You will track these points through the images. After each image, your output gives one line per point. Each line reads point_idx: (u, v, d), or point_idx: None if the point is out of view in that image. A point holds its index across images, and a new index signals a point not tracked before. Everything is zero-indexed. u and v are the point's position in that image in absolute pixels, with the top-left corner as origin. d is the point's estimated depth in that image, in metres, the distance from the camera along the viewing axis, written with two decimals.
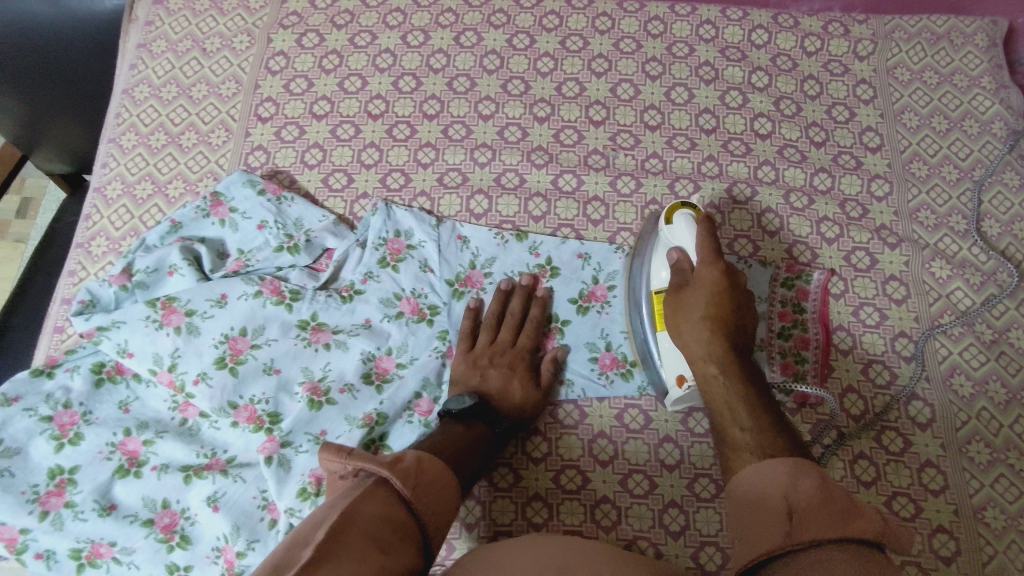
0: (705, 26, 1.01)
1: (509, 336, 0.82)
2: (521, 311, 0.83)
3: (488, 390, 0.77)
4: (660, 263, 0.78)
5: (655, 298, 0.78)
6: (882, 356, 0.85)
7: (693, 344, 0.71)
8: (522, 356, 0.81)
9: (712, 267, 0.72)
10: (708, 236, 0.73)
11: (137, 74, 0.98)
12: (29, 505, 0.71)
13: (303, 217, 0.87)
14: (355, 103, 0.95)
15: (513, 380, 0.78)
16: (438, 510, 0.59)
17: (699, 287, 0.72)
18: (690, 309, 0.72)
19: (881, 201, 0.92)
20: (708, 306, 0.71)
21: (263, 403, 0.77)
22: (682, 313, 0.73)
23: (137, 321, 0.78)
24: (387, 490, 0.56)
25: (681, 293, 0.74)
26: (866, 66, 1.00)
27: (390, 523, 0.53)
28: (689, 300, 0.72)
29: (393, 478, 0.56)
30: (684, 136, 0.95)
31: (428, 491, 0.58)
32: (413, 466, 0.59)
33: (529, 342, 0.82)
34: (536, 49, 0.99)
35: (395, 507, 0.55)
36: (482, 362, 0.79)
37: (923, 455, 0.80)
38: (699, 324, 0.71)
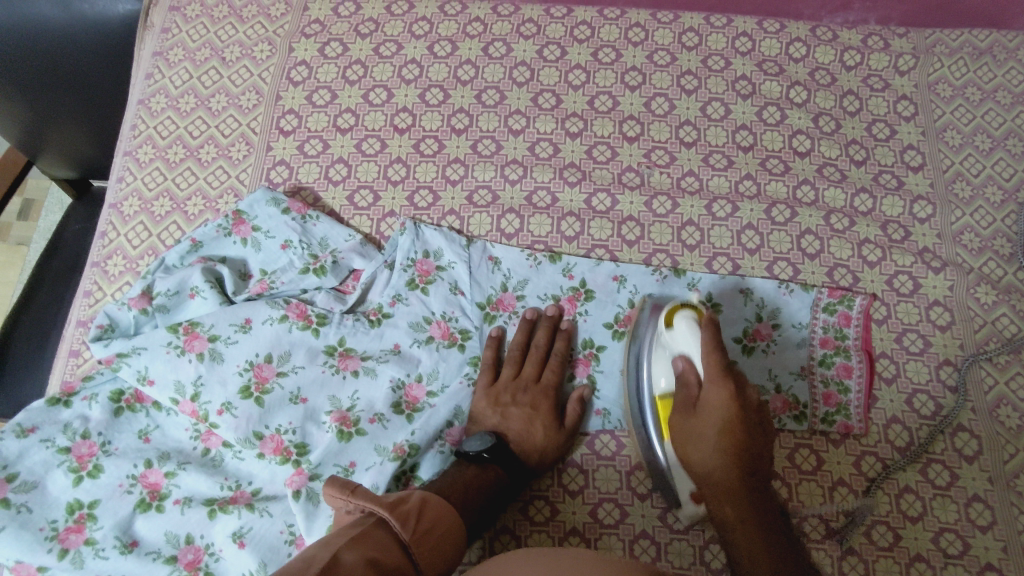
0: (741, 39, 0.98)
1: (533, 370, 0.79)
2: (546, 345, 0.79)
3: (508, 430, 0.75)
4: (660, 369, 0.73)
5: (661, 405, 0.73)
6: (926, 385, 0.82)
7: (705, 470, 0.65)
8: (547, 392, 0.77)
9: (719, 388, 0.64)
10: (715, 344, 0.65)
11: (154, 83, 0.95)
12: (48, 543, 0.68)
13: (329, 236, 0.84)
14: (381, 117, 0.92)
15: (535, 420, 0.75)
16: (439, 557, 0.55)
17: (708, 412, 0.65)
18: (699, 430, 0.66)
19: (923, 223, 0.89)
20: (719, 436, 0.64)
21: (289, 434, 0.73)
22: (690, 436, 0.66)
23: (158, 347, 0.75)
24: (386, 530, 0.52)
25: (689, 416, 0.67)
26: (907, 81, 0.96)
27: (389, 562, 0.49)
28: (695, 426, 0.66)
29: (395, 517, 0.53)
30: (720, 153, 0.91)
31: (431, 534, 0.55)
32: (417, 507, 0.56)
33: (554, 379, 0.78)
34: (567, 61, 0.96)
35: (395, 548, 0.51)
36: (504, 400, 0.76)
37: (971, 489, 0.77)
38: (712, 453, 0.64)
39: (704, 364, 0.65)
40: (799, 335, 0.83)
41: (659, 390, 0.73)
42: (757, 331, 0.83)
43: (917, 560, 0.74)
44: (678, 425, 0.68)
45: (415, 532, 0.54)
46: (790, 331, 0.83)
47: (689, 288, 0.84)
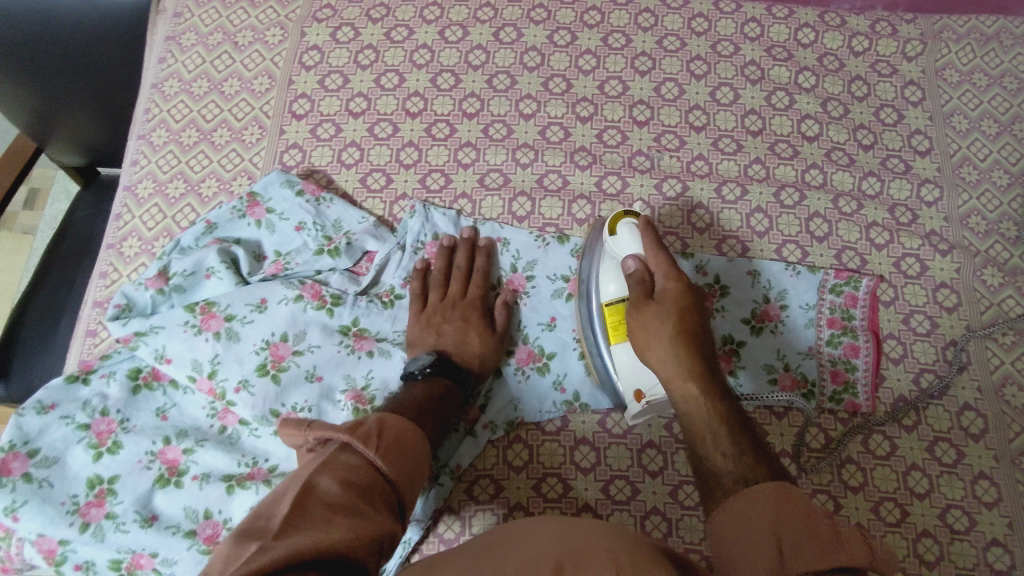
0: (750, 24, 0.99)
1: (458, 288, 0.81)
2: (467, 264, 0.83)
3: (446, 346, 0.77)
4: (609, 276, 0.76)
5: (609, 311, 0.75)
6: (933, 365, 0.83)
7: (663, 359, 0.68)
8: (475, 305, 0.80)
9: (671, 278, 0.71)
10: (657, 246, 0.73)
11: (166, 67, 0.95)
12: (69, 516, 0.69)
13: (342, 218, 0.85)
14: (392, 101, 0.92)
15: (469, 331, 0.78)
16: (410, 468, 0.57)
17: (664, 302, 0.70)
18: (656, 322, 0.69)
19: (931, 207, 0.90)
20: (674, 326, 0.68)
21: (306, 412, 0.74)
22: (645, 326, 0.70)
23: (175, 326, 0.76)
24: (350, 455, 0.55)
25: (645, 305, 0.71)
26: (914, 67, 0.97)
27: (362, 484, 0.52)
28: (653, 315, 0.70)
29: (355, 441, 0.55)
30: (729, 137, 0.92)
31: (397, 449, 0.57)
32: (377, 426, 0.58)
33: (479, 291, 0.81)
34: (578, 46, 0.96)
35: (364, 469, 0.54)
36: (436, 319, 0.79)
37: (977, 467, 0.78)
38: (666, 342, 0.68)
39: (655, 260, 0.72)
40: (806, 316, 0.84)
41: (608, 296, 0.75)
42: (764, 313, 0.84)
43: (924, 536, 0.75)
44: (635, 316, 0.71)
45: (380, 448, 0.56)
46: (797, 312, 0.84)
47: (698, 270, 0.85)
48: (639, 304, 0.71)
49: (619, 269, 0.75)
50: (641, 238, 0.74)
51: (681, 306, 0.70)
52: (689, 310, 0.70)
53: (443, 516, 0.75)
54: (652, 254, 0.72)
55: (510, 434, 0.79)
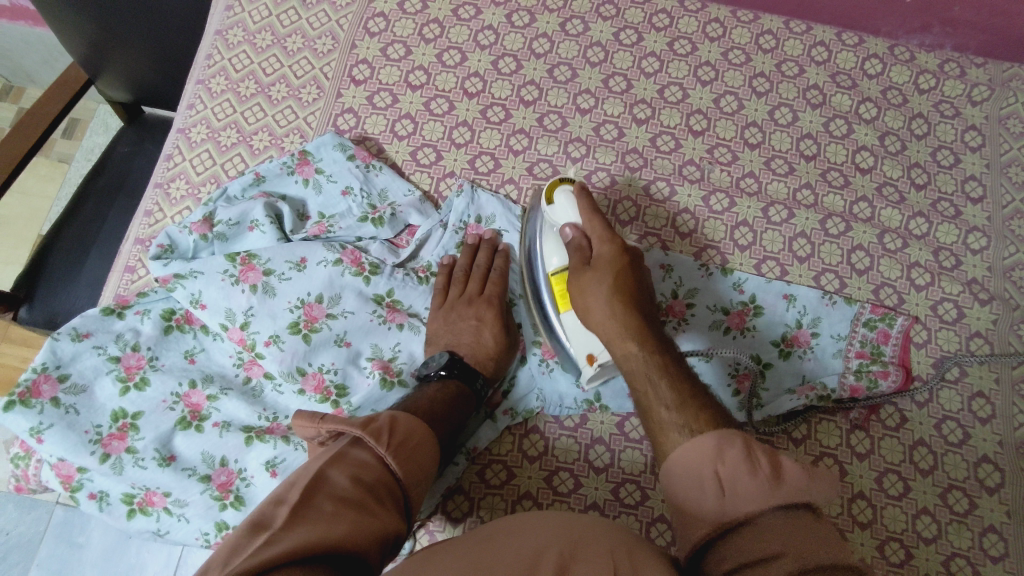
0: (818, 48, 0.98)
1: (476, 285, 0.80)
2: (487, 264, 0.82)
3: (460, 345, 0.76)
4: (552, 249, 0.75)
5: (554, 281, 0.75)
6: (957, 413, 0.82)
7: (601, 321, 0.68)
8: (490, 303, 0.79)
9: (607, 242, 0.70)
10: (592, 211, 0.72)
11: (232, 16, 0.96)
12: (91, 445, 0.70)
13: (389, 188, 0.85)
14: (452, 79, 0.92)
15: (482, 331, 0.77)
16: (419, 469, 0.58)
17: (601, 266, 0.70)
18: (594, 284, 0.69)
19: (976, 254, 0.89)
20: (612, 282, 0.69)
21: (332, 374, 0.75)
22: (582, 292, 0.70)
23: (214, 274, 0.77)
24: (361, 448, 0.56)
25: (582, 272, 0.71)
26: (978, 112, 0.96)
27: (369, 481, 0.53)
28: (589, 279, 0.69)
29: (367, 436, 0.56)
30: (783, 159, 0.92)
31: (406, 449, 0.57)
32: (388, 424, 0.59)
33: (497, 292, 0.80)
34: (643, 47, 0.96)
35: (374, 466, 0.55)
36: (453, 315, 0.78)
37: (987, 520, 0.77)
38: (603, 299, 0.68)
39: (590, 225, 0.72)
40: (836, 346, 0.84)
41: (552, 268, 0.75)
42: (795, 337, 0.84)
43: None
44: (572, 281, 0.71)
45: (390, 446, 0.57)
46: (828, 341, 0.84)
47: (735, 288, 0.85)
48: (576, 271, 0.71)
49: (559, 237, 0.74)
50: (577, 204, 0.73)
51: (615, 268, 0.69)
52: (625, 269, 0.70)
53: (452, 495, 0.76)
54: (587, 219, 0.72)
55: (528, 423, 0.79)
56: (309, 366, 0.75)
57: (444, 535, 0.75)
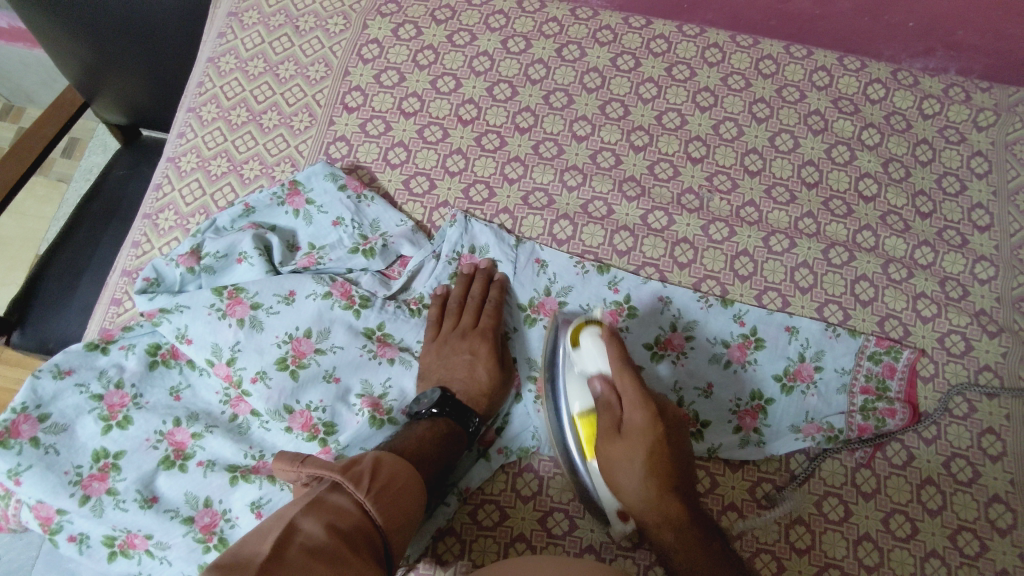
0: (819, 72, 0.96)
1: (470, 319, 0.78)
2: (482, 295, 0.80)
3: (453, 380, 0.74)
4: (574, 390, 0.72)
5: (582, 424, 0.72)
6: (966, 451, 0.79)
7: (636, 499, 0.67)
8: (485, 337, 0.77)
9: (640, 408, 0.67)
10: (624, 364, 0.69)
11: (225, 43, 0.95)
12: (71, 487, 0.68)
13: (380, 219, 0.83)
14: (446, 106, 0.91)
15: (476, 366, 0.75)
16: (402, 515, 0.56)
17: (634, 437, 0.67)
18: (628, 464, 0.67)
19: (984, 285, 0.86)
20: (645, 460, 0.67)
21: (320, 411, 0.73)
22: (615, 461, 0.68)
23: (201, 308, 0.75)
24: (341, 493, 0.54)
25: (613, 440, 0.68)
26: (984, 137, 0.94)
27: (349, 527, 0.52)
28: (622, 451, 0.68)
29: (346, 481, 0.55)
30: (784, 186, 0.90)
31: (388, 494, 0.56)
32: (371, 467, 0.57)
33: (491, 325, 0.78)
34: (640, 73, 0.94)
35: (353, 512, 0.53)
36: (447, 350, 0.76)
37: (999, 563, 0.74)
38: (638, 481, 0.66)
39: (621, 383, 0.68)
40: (839, 380, 0.81)
41: (576, 412, 0.72)
42: (798, 371, 0.81)
43: None
44: (604, 448, 0.69)
45: (371, 491, 0.55)
46: (832, 375, 0.81)
47: (735, 320, 0.83)
48: (609, 437, 0.68)
49: (587, 385, 0.71)
50: (608, 353, 0.70)
51: (651, 436, 0.67)
52: (659, 437, 0.67)
53: (443, 537, 0.73)
54: (618, 376, 0.68)
55: (522, 461, 0.77)
56: (297, 405, 0.73)
57: None
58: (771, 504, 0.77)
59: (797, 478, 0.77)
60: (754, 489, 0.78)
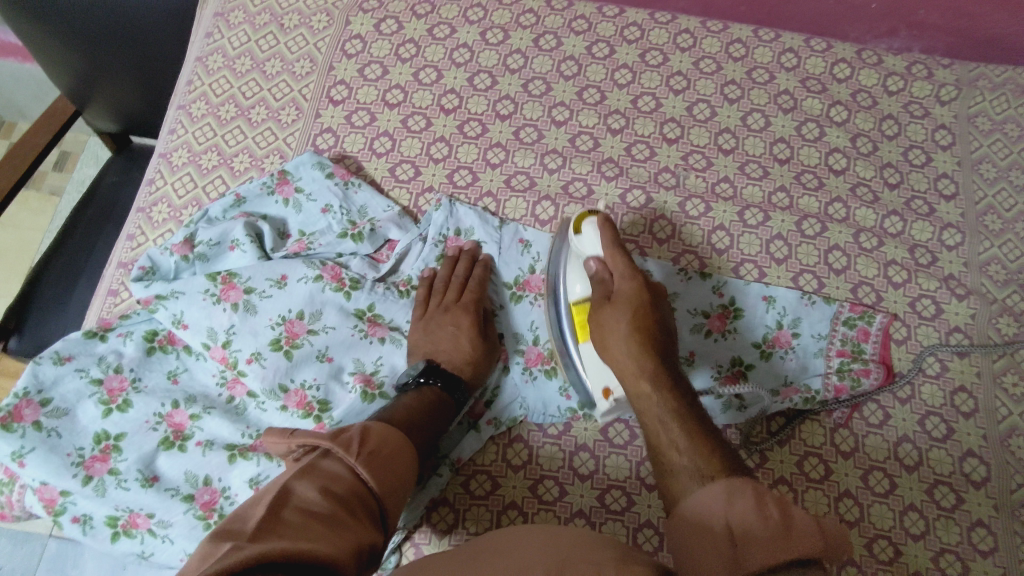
0: (787, 54, 1.00)
1: (454, 294, 0.81)
2: (466, 273, 0.83)
3: (439, 352, 0.77)
4: (575, 277, 0.77)
5: (576, 311, 0.76)
6: (940, 408, 0.82)
7: (620, 361, 0.69)
8: (468, 309, 0.79)
9: (629, 279, 0.72)
10: (616, 246, 0.74)
11: (212, 42, 0.98)
12: (73, 468, 0.71)
13: (368, 205, 0.86)
14: (428, 96, 0.94)
15: (460, 338, 0.77)
16: (393, 478, 0.58)
17: (621, 304, 0.71)
18: (614, 325, 0.71)
19: (951, 251, 0.90)
20: (630, 322, 0.70)
21: (314, 390, 0.75)
22: (604, 325, 0.72)
23: (196, 294, 0.77)
24: (332, 460, 0.56)
25: (603, 308, 0.73)
26: (947, 111, 0.98)
27: (341, 492, 0.54)
28: (610, 315, 0.71)
29: (337, 447, 0.56)
30: (757, 163, 0.93)
31: (378, 459, 0.58)
32: (359, 434, 0.59)
33: (473, 299, 0.80)
34: (615, 60, 0.98)
35: (345, 477, 0.55)
36: (433, 324, 0.79)
37: (975, 514, 0.77)
38: (621, 341, 0.69)
39: (614, 261, 0.74)
40: (816, 345, 0.84)
41: (574, 296, 0.76)
42: (775, 338, 0.84)
43: None
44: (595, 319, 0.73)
45: (362, 457, 0.57)
46: (808, 340, 0.84)
47: (714, 291, 0.86)
48: (599, 306, 0.73)
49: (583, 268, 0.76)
50: (602, 238, 0.75)
51: (637, 304, 0.71)
52: (646, 307, 0.71)
53: (437, 507, 0.76)
54: (610, 255, 0.74)
55: (511, 432, 0.80)
56: (291, 384, 0.75)
57: (429, 548, 0.74)
58: (754, 465, 0.79)
59: (777, 437, 0.80)
60: (737, 451, 0.80)
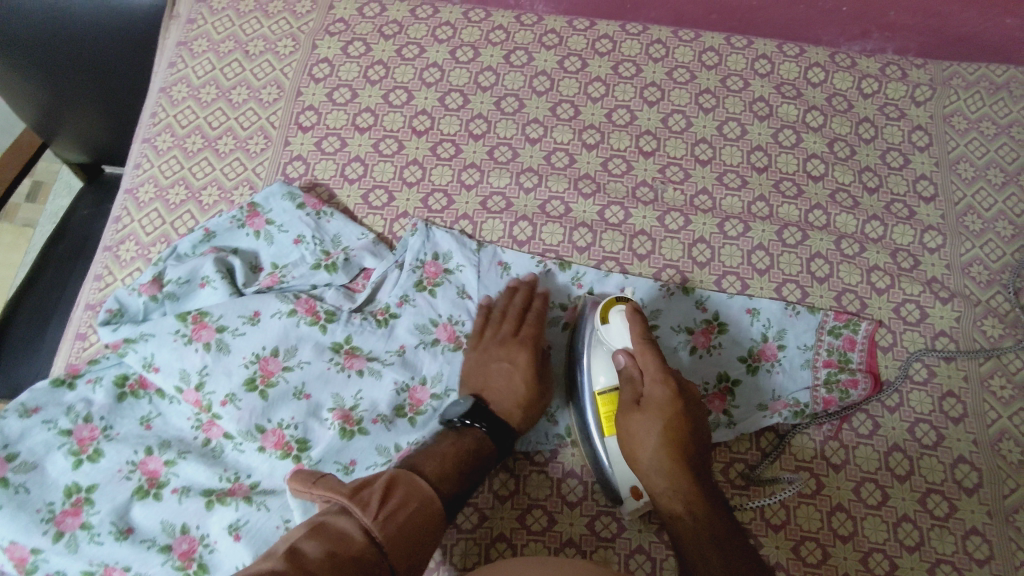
0: (761, 61, 0.99)
1: (511, 326, 0.79)
2: (525, 304, 0.80)
3: (491, 390, 0.75)
4: (599, 366, 0.74)
5: (602, 402, 0.73)
6: (929, 415, 0.81)
7: (651, 470, 0.68)
8: (524, 345, 0.77)
9: (660, 383, 0.69)
10: (647, 342, 0.70)
11: (176, 72, 0.96)
12: (44, 524, 0.68)
13: (341, 234, 0.84)
14: (399, 118, 0.92)
15: (515, 376, 0.75)
16: (411, 542, 0.54)
17: (653, 410, 0.69)
18: (645, 435, 0.68)
19: (933, 253, 0.89)
20: (662, 432, 0.68)
21: (292, 429, 0.73)
22: (632, 432, 0.69)
23: (166, 335, 0.75)
24: (348, 518, 0.54)
25: (631, 411, 0.70)
26: (923, 112, 0.97)
27: (352, 554, 0.50)
28: (640, 422, 0.69)
29: (353, 505, 0.54)
30: (735, 172, 0.92)
31: (396, 520, 0.54)
32: (380, 493, 0.56)
33: (532, 334, 0.78)
34: (587, 73, 0.96)
35: (359, 536, 0.52)
36: (487, 359, 0.77)
37: (969, 522, 0.76)
38: (653, 453, 0.68)
39: (644, 360, 0.70)
40: (803, 356, 0.83)
41: (599, 387, 0.73)
42: (762, 351, 0.83)
43: None
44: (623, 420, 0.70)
45: (378, 517, 0.54)
46: (795, 352, 0.83)
47: (698, 305, 0.84)
48: (628, 409, 0.70)
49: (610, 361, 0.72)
50: (632, 331, 0.71)
51: (670, 412, 0.69)
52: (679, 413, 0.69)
53: None
54: (641, 352, 0.70)
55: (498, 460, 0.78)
56: (269, 424, 0.73)
57: None
58: (744, 483, 0.78)
59: (770, 455, 0.79)
60: (727, 470, 0.79)
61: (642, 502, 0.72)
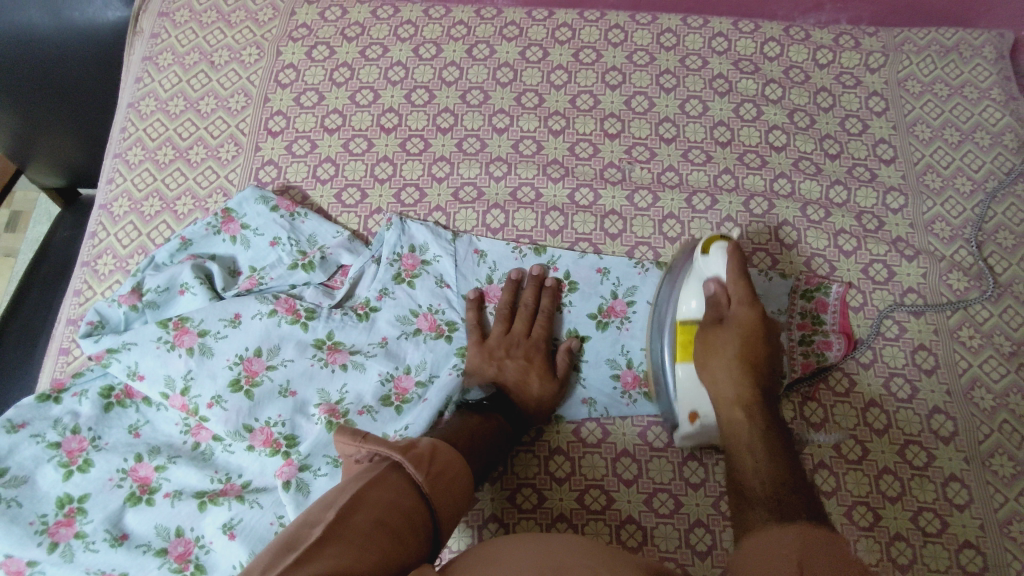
0: (717, 39, 1.01)
1: (523, 327, 0.81)
2: (534, 303, 0.83)
3: (505, 381, 0.78)
4: (690, 293, 0.77)
5: (681, 328, 0.76)
6: (902, 369, 0.83)
7: (719, 383, 0.71)
8: (538, 346, 0.80)
9: (748, 310, 0.72)
10: (741, 275, 0.73)
11: (143, 86, 0.97)
12: (38, 536, 0.68)
13: (317, 233, 0.86)
14: (367, 117, 0.94)
15: (530, 372, 0.78)
16: (452, 498, 0.57)
17: (734, 328, 0.72)
18: (722, 351, 0.72)
19: (897, 213, 0.92)
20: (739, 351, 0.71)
21: (279, 426, 0.74)
22: (712, 348, 0.73)
23: (148, 343, 0.76)
24: (400, 474, 0.55)
25: (712, 328, 0.73)
26: (878, 78, 1.00)
27: (405, 507, 0.53)
28: (720, 340, 0.72)
29: (406, 462, 0.55)
30: (699, 149, 0.94)
31: (442, 480, 0.57)
32: (428, 452, 0.58)
33: (543, 335, 0.81)
34: (549, 62, 0.98)
35: (409, 492, 0.54)
36: (498, 354, 0.79)
37: (948, 469, 0.78)
38: (726, 367, 0.71)
39: (736, 287, 0.73)
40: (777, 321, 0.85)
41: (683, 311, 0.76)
42: None
43: (897, 539, 0.75)
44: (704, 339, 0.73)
45: (427, 475, 0.56)
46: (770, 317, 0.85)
47: None
48: (710, 329, 0.73)
49: (700, 287, 0.76)
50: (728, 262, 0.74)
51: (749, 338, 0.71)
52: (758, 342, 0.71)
53: None
54: (733, 281, 0.73)
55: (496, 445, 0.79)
56: (257, 423, 0.74)
57: None
58: None
59: None
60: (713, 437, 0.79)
61: (697, 426, 0.74)
